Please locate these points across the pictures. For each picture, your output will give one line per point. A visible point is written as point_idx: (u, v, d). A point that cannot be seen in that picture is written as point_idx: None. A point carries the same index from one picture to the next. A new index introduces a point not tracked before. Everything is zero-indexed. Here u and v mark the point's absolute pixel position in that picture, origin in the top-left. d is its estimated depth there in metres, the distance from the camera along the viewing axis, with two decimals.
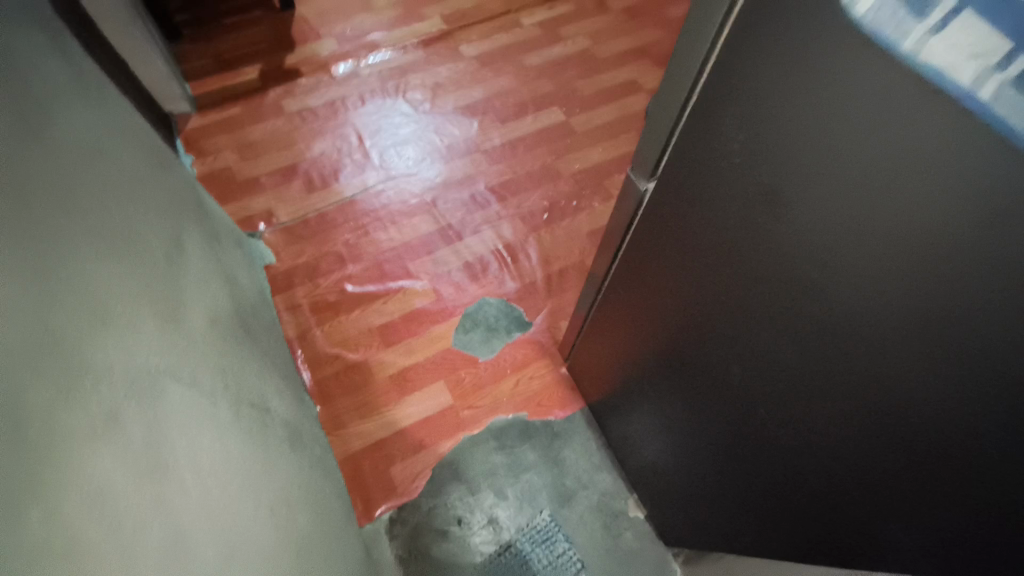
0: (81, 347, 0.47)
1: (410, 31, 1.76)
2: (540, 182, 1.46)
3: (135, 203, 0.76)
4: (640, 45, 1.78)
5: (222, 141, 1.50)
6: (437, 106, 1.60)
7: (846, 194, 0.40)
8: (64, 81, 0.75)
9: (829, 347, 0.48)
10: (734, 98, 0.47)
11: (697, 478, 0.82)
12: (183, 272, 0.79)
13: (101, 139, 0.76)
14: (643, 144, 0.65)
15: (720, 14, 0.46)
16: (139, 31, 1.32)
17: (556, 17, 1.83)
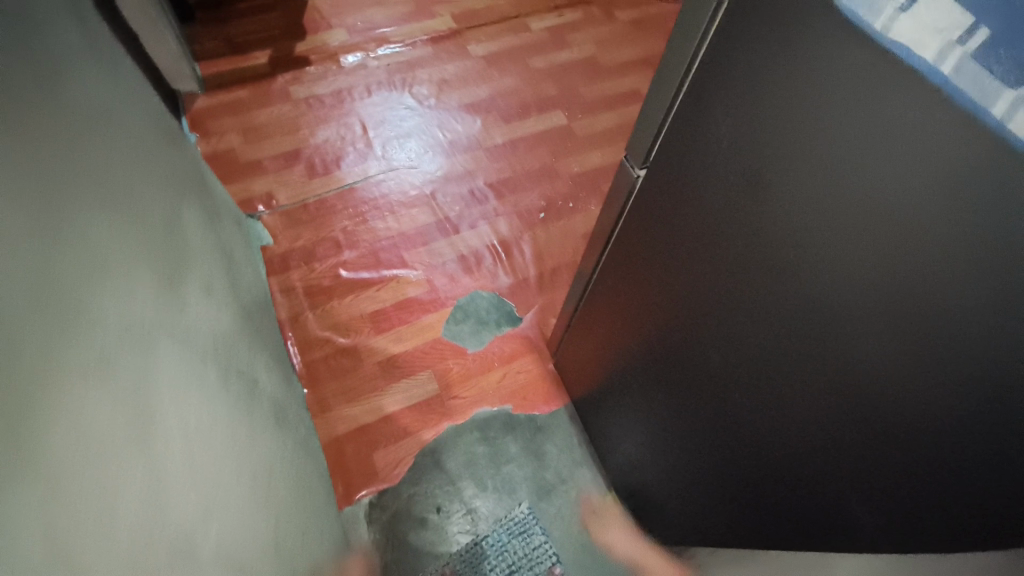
0: (72, 288, 0.48)
1: (420, 27, 1.79)
2: (539, 182, 1.48)
3: (139, 167, 0.77)
4: (645, 55, 1.81)
5: (228, 123, 1.51)
6: (442, 101, 1.63)
7: (823, 175, 0.42)
8: (78, 43, 0.76)
9: (803, 334, 0.50)
10: (722, 86, 0.49)
11: (673, 468, 0.84)
12: (180, 238, 0.80)
13: (110, 103, 0.78)
14: (636, 137, 0.66)
15: (712, 7, 0.48)
16: (156, 10, 1.34)
17: (564, 23, 1.86)
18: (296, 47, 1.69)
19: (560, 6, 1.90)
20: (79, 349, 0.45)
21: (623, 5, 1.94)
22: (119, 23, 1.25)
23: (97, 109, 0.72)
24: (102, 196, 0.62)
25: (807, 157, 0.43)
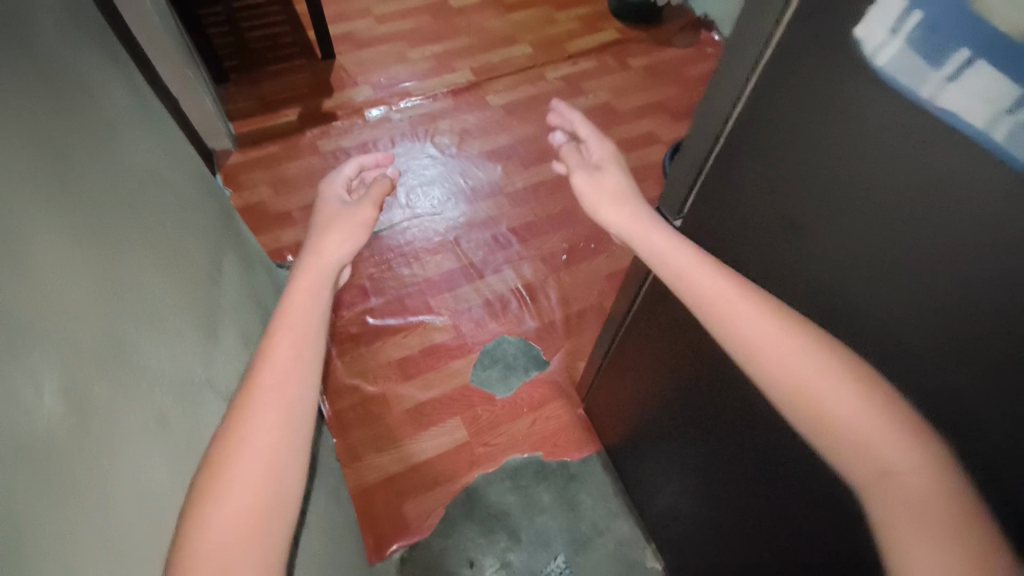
0: (131, 346, 0.50)
1: (440, 81, 1.87)
2: (561, 226, 1.49)
3: (184, 223, 0.80)
4: (659, 100, 1.86)
5: (260, 177, 1.58)
6: (463, 150, 1.68)
7: (872, 225, 0.41)
8: (128, 109, 0.80)
9: (840, 336, 0.48)
10: (758, 140, 0.50)
11: (712, 517, 0.81)
12: (220, 289, 0.82)
13: (159, 165, 0.82)
14: (669, 185, 0.66)
15: (746, 68, 0.48)
16: (191, 70, 1.42)
17: (579, 72, 1.92)
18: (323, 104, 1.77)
19: (575, 56, 1.97)
20: (136, 410, 0.47)
21: (636, 53, 2.00)
22: (158, 86, 1.32)
23: (145, 167, 0.75)
24: (154, 252, 0.65)
25: (835, 182, 0.43)
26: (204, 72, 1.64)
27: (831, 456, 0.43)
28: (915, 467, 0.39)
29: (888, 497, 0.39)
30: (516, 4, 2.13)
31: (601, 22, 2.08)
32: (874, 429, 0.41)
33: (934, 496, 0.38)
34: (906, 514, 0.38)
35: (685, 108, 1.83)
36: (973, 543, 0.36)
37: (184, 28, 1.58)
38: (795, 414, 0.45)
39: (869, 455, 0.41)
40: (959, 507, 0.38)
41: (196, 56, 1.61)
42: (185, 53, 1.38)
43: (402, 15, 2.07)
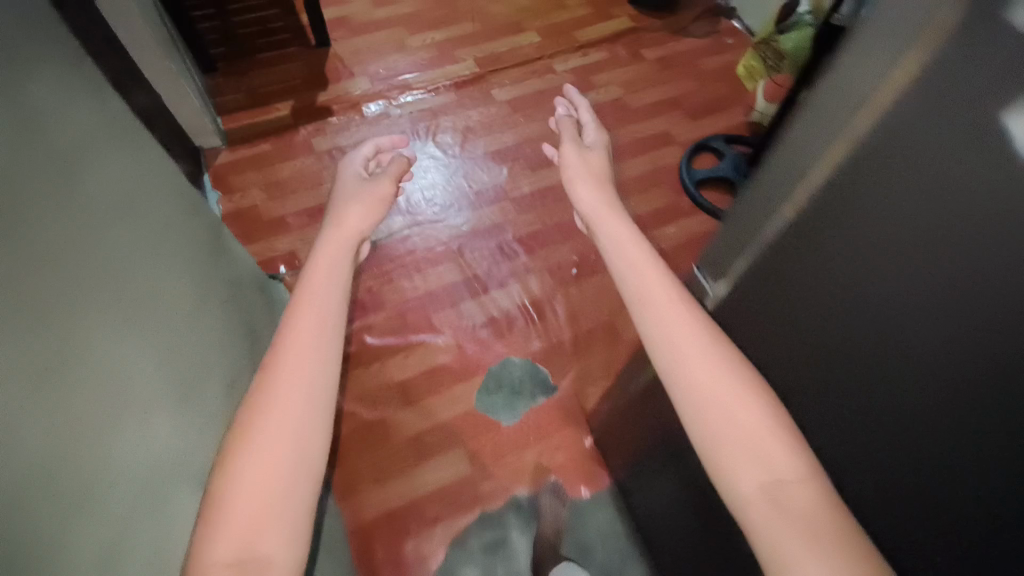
0: (78, 471, 0.43)
1: (442, 72, 1.76)
2: (571, 235, 1.42)
3: (161, 256, 0.71)
4: (674, 96, 1.76)
5: (251, 179, 1.49)
6: (467, 150, 1.58)
7: (986, 370, 0.33)
8: (93, 123, 0.69)
9: (893, 456, 0.42)
10: (837, 229, 0.41)
11: (696, 550, 0.78)
12: (202, 328, 0.75)
13: (131, 188, 0.72)
14: (716, 247, 0.58)
15: (837, 136, 0.40)
16: (174, 64, 1.32)
17: (589, 64, 1.82)
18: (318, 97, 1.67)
19: (584, 46, 1.85)
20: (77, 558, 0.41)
21: (650, 44, 1.88)
22: (138, 84, 1.22)
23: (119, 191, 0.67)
24: (126, 293, 0.59)
25: (905, 264, 0.36)
26: (189, 63, 1.54)
27: (723, 469, 0.52)
28: (804, 480, 0.48)
29: (778, 505, 0.48)
30: None
31: (613, 9, 1.95)
32: (771, 445, 0.50)
33: (819, 503, 0.47)
34: (789, 518, 0.46)
35: (701, 106, 1.73)
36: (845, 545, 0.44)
37: (166, 15, 1.46)
38: (705, 428, 0.53)
39: (764, 468, 0.49)
40: (838, 515, 0.46)
41: (181, 46, 1.51)
42: (166, 44, 1.27)
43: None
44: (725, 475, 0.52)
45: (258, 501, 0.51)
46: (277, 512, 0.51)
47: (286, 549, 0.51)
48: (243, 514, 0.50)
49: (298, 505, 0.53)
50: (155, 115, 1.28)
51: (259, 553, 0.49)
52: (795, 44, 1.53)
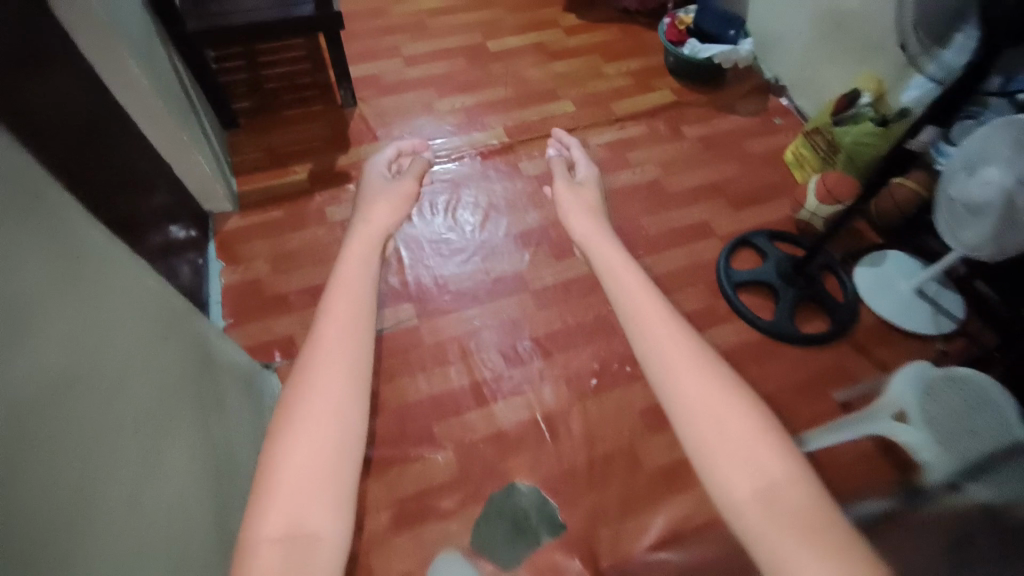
0: None
1: (469, 140, 1.67)
2: (592, 338, 1.29)
3: (105, 445, 0.61)
4: (715, 181, 1.63)
5: (258, 248, 1.41)
6: (487, 229, 1.48)
7: None
8: (39, 291, 0.57)
9: None
10: None
11: None
12: (146, 517, 0.65)
13: (78, 361, 0.61)
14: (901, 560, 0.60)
15: None
16: (185, 133, 1.25)
17: (625, 138, 1.70)
18: (338, 160, 1.60)
19: (622, 119, 1.74)
20: None
21: (692, 120, 1.77)
22: (135, 157, 1.14)
23: (55, 372, 0.56)
24: (47, 503, 0.51)
25: None
26: (206, 125, 1.47)
27: (711, 469, 0.54)
28: (794, 482, 0.52)
29: (767, 508, 0.51)
30: (561, 52, 1.92)
31: (655, 80, 1.85)
32: (764, 453, 0.54)
33: (811, 504, 0.51)
34: (781, 520, 0.50)
35: (745, 194, 1.60)
36: (836, 543, 0.48)
37: (186, 75, 1.41)
38: (699, 437, 0.56)
39: (754, 470, 0.53)
40: (824, 514, 0.50)
41: (198, 107, 1.44)
42: (175, 114, 1.21)
43: (434, 57, 1.88)
44: (716, 485, 0.54)
45: (302, 484, 0.55)
46: (318, 496, 0.56)
47: (332, 524, 0.55)
48: (288, 491, 0.55)
49: (341, 482, 0.57)
50: (155, 190, 1.19)
51: (306, 530, 0.54)
52: (847, 138, 1.45)
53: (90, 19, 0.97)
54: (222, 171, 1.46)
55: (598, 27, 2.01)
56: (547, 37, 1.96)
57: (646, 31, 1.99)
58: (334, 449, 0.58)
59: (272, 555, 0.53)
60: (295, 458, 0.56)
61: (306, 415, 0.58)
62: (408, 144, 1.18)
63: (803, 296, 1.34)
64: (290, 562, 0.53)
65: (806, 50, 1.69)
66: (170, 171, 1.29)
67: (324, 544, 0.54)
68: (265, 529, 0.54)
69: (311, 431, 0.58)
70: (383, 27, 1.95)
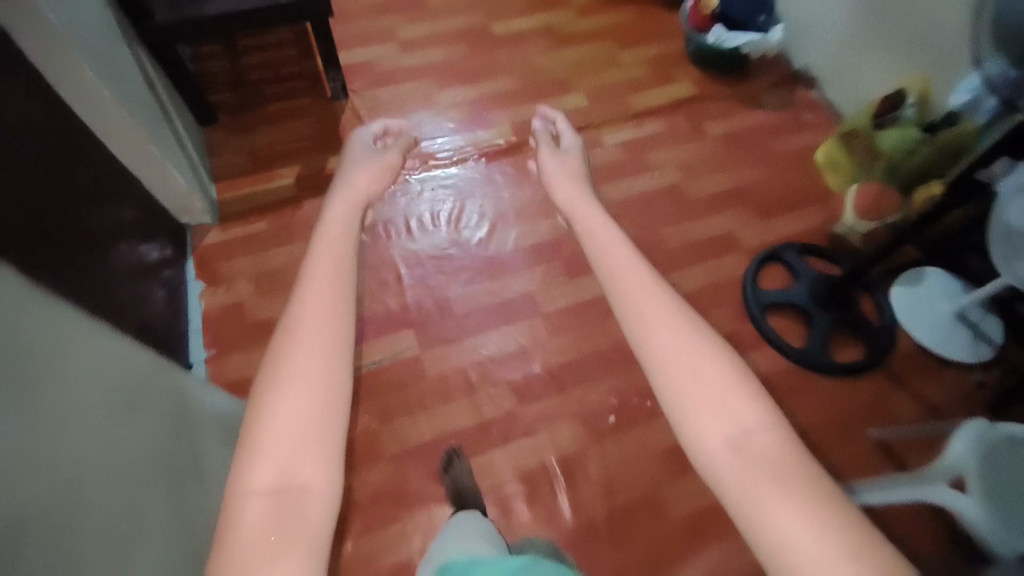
0: None
1: (472, 138, 1.52)
2: (610, 370, 1.19)
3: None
4: (740, 185, 1.49)
5: (241, 266, 1.28)
6: (494, 243, 1.35)
7: None
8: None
9: None
10: None
11: None
12: None
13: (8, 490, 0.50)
14: None
15: None
16: (155, 144, 1.10)
17: (642, 137, 1.56)
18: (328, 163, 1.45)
19: (639, 114, 1.60)
20: None
21: (715, 116, 1.62)
22: (98, 178, 0.99)
23: None
24: None
25: None
26: (182, 131, 1.32)
27: (682, 420, 0.44)
28: (766, 428, 0.43)
29: (741, 453, 0.41)
30: (572, 36, 1.75)
31: (674, 70, 1.70)
32: (731, 391, 0.44)
33: (784, 447, 0.42)
34: (756, 469, 0.40)
35: (773, 200, 1.46)
36: (815, 490, 0.39)
37: (155, 72, 1.25)
38: (663, 379, 0.46)
39: (724, 413, 0.43)
40: (804, 462, 0.41)
41: (172, 111, 1.28)
42: (142, 123, 1.05)
43: (432, 41, 1.71)
44: (684, 432, 0.44)
45: (297, 435, 0.43)
46: (316, 445, 0.43)
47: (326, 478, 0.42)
48: (271, 442, 0.42)
49: (337, 442, 0.44)
50: (125, 219, 1.05)
51: (300, 481, 0.42)
52: (894, 142, 1.27)
53: (44, 30, 0.83)
54: (201, 183, 1.30)
55: (612, 7, 1.83)
56: (557, 19, 1.79)
57: (664, 13, 1.82)
58: (335, 395, 0.45)
59: (262, 509, 0.40)
60: (285, 403, 0.43)
61: (307, 357, 0.45)
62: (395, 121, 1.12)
63: (839, 322, 1.24)
64: (281, 520, 0.40)
65: (843, 40, 1.53)
66: (140, 188, 1.14)
67: (319, 511, 0.41)
68: (254, 477, 0.41)
69: (314, 368, 0.45)
70: (376, 6, 1.77)
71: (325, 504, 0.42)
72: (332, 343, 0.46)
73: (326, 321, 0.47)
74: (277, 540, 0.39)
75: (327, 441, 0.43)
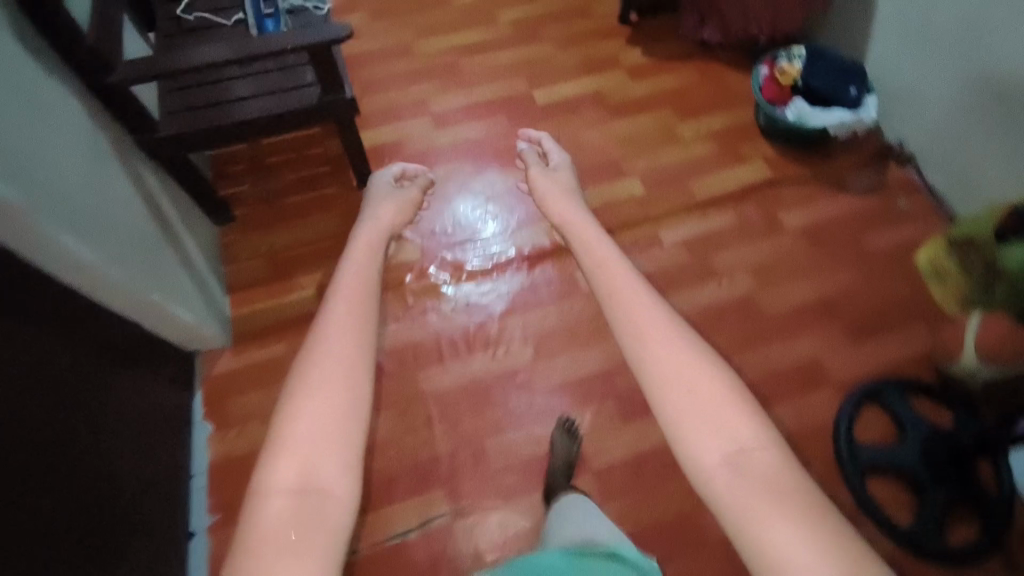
0: None
1: (513, 238, 1.34)
2: (676, 550, 1.00)
3: None
4: (826, 296, 1.27)
5: (255, 404, 1.13)
6: (539, 373, 1.17)
7: None
8: None
9: None
10: None
11: None
12: None
13: None
14: None
15: None
16: (142, 285, 0.95)
17: (707, 234, 1.34)
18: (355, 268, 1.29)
19: (704, 203, 1.38)
20: None
21: (796, 203, 1.39)
22: (71, 347, 0.83)
23: None
24: None
25: None
26: (194, 253, 1.17)
27: (668, 433, 0.38)
28: (766, 447, 0.36)
29: (744, 474, 0.35)
30: (625, 105, 1.54)
31: (744, 144, 1.46)
32: (727, 407, 0.38)
33: (785, 469, 0.35)
34: (758, 491, 0.34)
35: (869, 316, 1.24)
36: (804, 508, 0.33)
37: (160, 187, 1.11)
38: (664, 390, 0.39)
39: (705, 411, 0.37)
40: (803, 487, 0.34)
41: (182, 232, 1.14)
42: (115, 274, 0.89)
43: (467, 115, 1.54)
44: (677, 444, 0.38)
45: (319, 438, 0.36)
46: (339, 443, 0.37)
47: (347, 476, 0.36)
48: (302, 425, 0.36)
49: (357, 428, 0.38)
50: (110, 391, 0.90)
51: (318, 484, 0.35)
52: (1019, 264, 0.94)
53: None
54: (208, 315, 1.14)
55: (669, 67, 1.61)
56: (607, 84, 1.59)
57: (729, 72, 1.59)
58: (358, 398, 0.38)
59: (276, 509, 0.34)
60: (309, 401, 0.37)
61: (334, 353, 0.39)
62: (411, 165, 1.21)
63: (955, 498, 1.02)
64: (303, 520, 0.34)
65: (953, 121, 1.28)
66: (136, 339, 0.99)
67: (341, 516, 0.35)
68: (275, 473, 0.35)
69: (345, 356, 0.39)
70: (406, 73, 1.61)
71: (345, 508, 0.35)
72: (355, 332, 0.40)
73: (352, 319, 0.41)
74: (296, 542, 0.33)
75: (340, 439, 0.36)
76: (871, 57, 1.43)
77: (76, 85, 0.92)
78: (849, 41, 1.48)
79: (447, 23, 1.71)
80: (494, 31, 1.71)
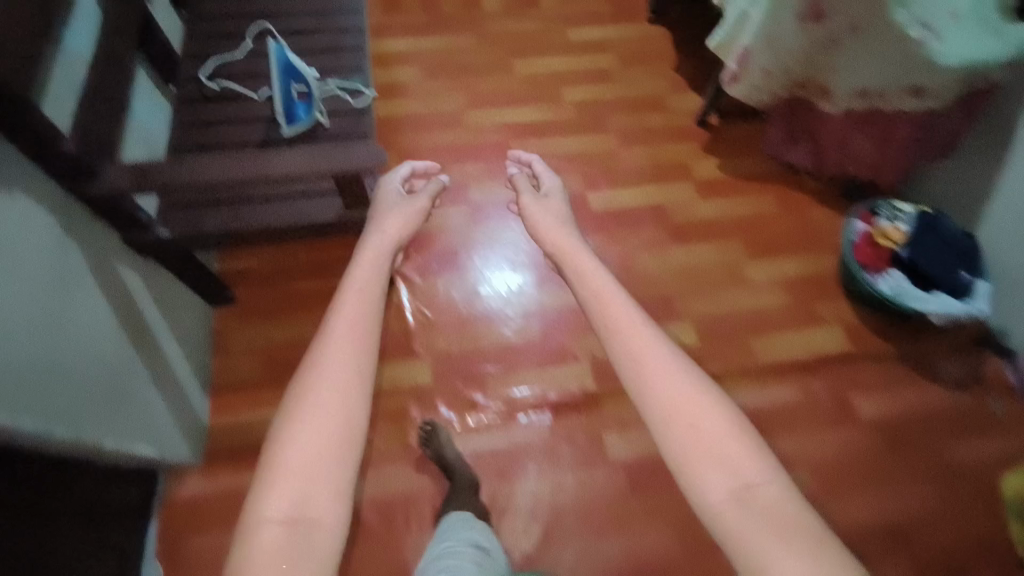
0: None
1: (540, 376, 1.17)
2: None
3: None
4: (896, 519, 1.07)
5: (216, 545, 0.99)
6: (544, 559, 1.01)
7: None
8: None
9: None
10: None
11: None
12: None
13: None
14: None
15: None
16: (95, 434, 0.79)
17: (769, 409, 1.15)
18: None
19: (767, 370, 1.19)
20: None
21: (874, 387, 1.19)
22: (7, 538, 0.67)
23: None
24: None
25: None
26: (173, 359, 1.01)
27: (680, 469, 0.40)
28: (771, 479, 0.38)
29: (745, 508, 0.37)
30: (689, 228, 1.37)
31: (822, 304, 1.28)
32: (737, 442, 0.40)
33: (790, 503, 0.37)
34: (759, 526, 0.36)
35: (940, 556, 1.05)
36: (806, 545, 0.36)
37: (143, 285, 0.95)
38: (661, 420, 0.42)
39: (721, 462, 0.39)
40: (809, 520, 0.37)
41: (161, 337, 0.98)
42: (64, 436, 0.74)
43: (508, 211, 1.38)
44: (690, 489, 0.40)
45: (306, 468, 0.43)
46: (328, 476, 0.43)
47: (333, 506, 0.43)
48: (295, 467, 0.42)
49: (348, 458, 0.44)
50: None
51: (311, 514, 0.42)
52: None
53: None
54: (176, 435, 0.99)
55: (744, 188, 1.44)
56: (671, 198, 1.42)
57: (813, 207, 1.42)
58: (348, 436, 0.45)
59: (274, 539, 0.40)
60: (302, 435, 0.43)
61: (324, 387, 0.46)
62: (423, 161, 1.02)
63: None
64: (292, 550, 0.40)
65: None
66: (85, 492, 0.83)
67: (329, 543, 0.42)
68: (269, 505, 0.41)
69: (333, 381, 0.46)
70: (451, 149, 1.46)
71: (331, 538, 0.42)
72: (349, 376, 0.47)
73: (346, 369, 0.47)
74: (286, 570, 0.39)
75: (330, 476, 0.43)
76: (991, 239, 1.22)
77: (50, 197, 0.75)
78: (964, 211, 1.27)
79: (505, 95, 1.56)
80: (554, 112, 1.55)
